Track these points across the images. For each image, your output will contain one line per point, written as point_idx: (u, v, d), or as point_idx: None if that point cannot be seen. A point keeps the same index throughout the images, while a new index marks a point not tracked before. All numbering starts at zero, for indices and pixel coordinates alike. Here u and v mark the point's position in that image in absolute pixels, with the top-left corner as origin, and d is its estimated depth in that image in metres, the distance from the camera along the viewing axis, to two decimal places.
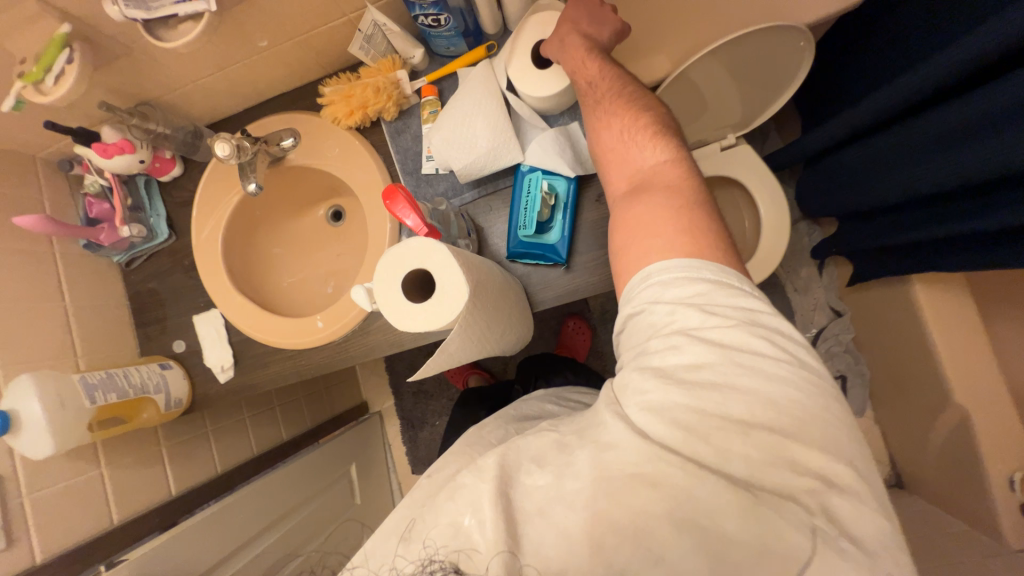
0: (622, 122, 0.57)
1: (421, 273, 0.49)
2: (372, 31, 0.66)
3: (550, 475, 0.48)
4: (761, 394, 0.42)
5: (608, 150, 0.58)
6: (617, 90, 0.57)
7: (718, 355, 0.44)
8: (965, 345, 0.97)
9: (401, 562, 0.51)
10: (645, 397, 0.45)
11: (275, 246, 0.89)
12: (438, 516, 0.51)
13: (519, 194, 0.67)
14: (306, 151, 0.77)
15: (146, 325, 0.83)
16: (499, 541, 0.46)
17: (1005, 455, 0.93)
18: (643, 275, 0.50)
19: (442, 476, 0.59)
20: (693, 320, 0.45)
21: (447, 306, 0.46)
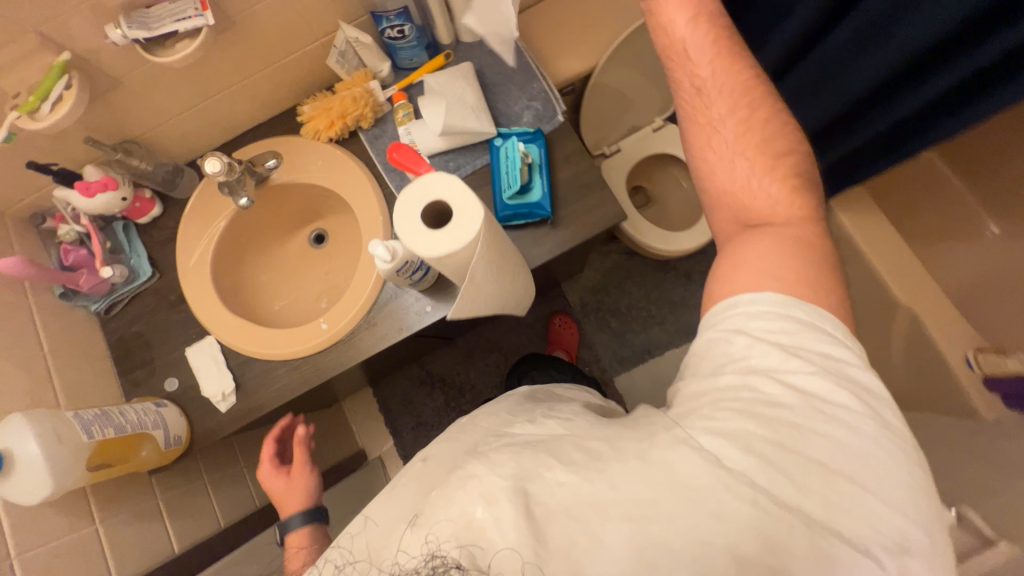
0: (738, 146, 0.59)
1: (436, 211, 0.54)
2: (345, 47, 0.75)
3: (577, 475, 0.43)
4: (839, 439, 0.43)
5: (713, 172, 0.60)
6: (747, 135, 0.59)
7: (798, 397, 0.44)
8: (895, 254, 1.12)
9: (404, 553, 0.44)
10: (717, 423, 0.44)
11: (262, 273, 0.90)
12: (439, 509, 0.45)
13: (500, 162, 0.76)
14: (287, 168, 0.82)
15: (133, 371, 0.79)
16: (517, 547, 0.41)
17: (957, 340, 1.05)
18: (731, 303, 0.51)
19: (436, 466, 0.51)
20: (774, 360, 0.46)
21: (465, 223, 0.51)
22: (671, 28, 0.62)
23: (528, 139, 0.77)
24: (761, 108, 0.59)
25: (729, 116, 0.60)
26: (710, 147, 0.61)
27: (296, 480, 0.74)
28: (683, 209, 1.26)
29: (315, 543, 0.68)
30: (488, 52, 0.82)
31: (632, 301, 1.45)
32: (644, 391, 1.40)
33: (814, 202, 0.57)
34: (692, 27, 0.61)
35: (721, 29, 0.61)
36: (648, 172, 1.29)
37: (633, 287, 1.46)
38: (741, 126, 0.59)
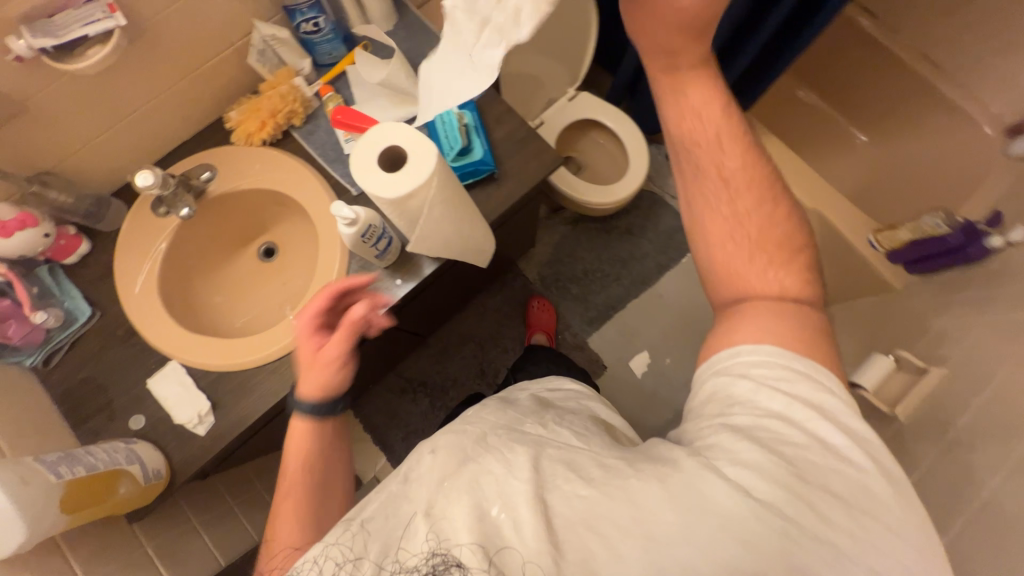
0: (754, 239, 0.58)
1: (390, 160, 0.57)
2: (262, 46, 0.77)
3: (595, 489, 0.47)
4: (845, 477, 0.47)
5: (725, 257, 0.59)
6: (762, 233, 0.58)
7: (807, 437, 0.48)
8: None
9: (410, 544, 0.47)
10: (736, 455, 0.47)
11: (216, 294, 0.86)
12: (455, 501, 0.48)
13: (438, 131, 0.80)
14: (223, 178, 0.80)
15: (89, 419, 0.73)
16: (532, 554, 0.44)
17: None
18: (734, 348, 0.54)
19: (447, 457, 0.52)
20: (781, 403, 0.50)
21: (421, 158, 0.54)
22: (689, 118, 0.58)
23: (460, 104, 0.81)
24: (772, 206, 0.60)
25: (747, 211, 0.59)
26: (725, 234, 0.59)
27: (330, 365, 0.60)
28: (613, 169, 1.38)
29: (320, 460, 0.62)
30: (404, 37, 0.87)
31: (587, 266, 1.53)
32: (617, 345, 1.48)
33: (817, 294, 0.58)
34: (713, 116, 0.58)
35: (739, 120, 0.59)
36: (575, 143, 1.40)
37: (585, 251, 1.54)
38: (758, 225, 0.59)
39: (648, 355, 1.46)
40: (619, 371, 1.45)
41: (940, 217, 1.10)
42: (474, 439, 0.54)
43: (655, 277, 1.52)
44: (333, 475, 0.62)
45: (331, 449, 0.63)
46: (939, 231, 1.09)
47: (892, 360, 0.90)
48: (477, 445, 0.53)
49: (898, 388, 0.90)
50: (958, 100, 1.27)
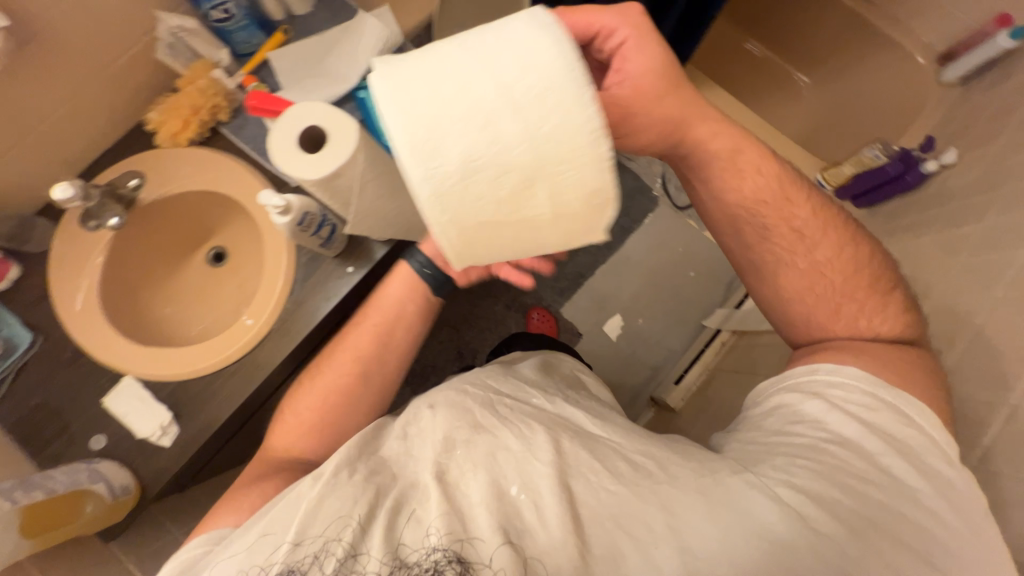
0: (837, 287, 0.64)
1: (311, 142, 0.55)
2: (172, 38, 0.73)
3: (624, 487, 0.50)
4: (899, 513, 0.50)
5: (805, 302, 0.66)
6: (841, 281, 0.64)
7: (864, 463, 0.52)
8: None
9: (417, 529, 0.49)
10: (792, 476, 0.51)
11: (167, 306, 0.84)
12: (469, 477, 0.52)
13: (370, 110, 0.78)
14: (153, 183, 0.77)
15: (48, 445, 0.71)
16: (555, 542, 0.47)
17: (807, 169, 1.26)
18: (810, 367, 0.61)
19: (446, 413, 0.59)
20: (850, 429, 0.54)
21: (341, 137, 0.53)
22: (745, 186, 0.66)
23: None
24: (846, 253, 0.65)
25: (824, 260, 0.65)
26: (805, 286, 0.65)
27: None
28: None
29: (385, 336, 0.69)
30: (324, 19, 0.84)
31: None
32: (589, 312, 1.50)
33: (908, 332, 0.63)
34: (765, 180, 0.66)
35: (786, 175, 0.67)
36: None
37: None
38: (837, 273, 0.65)
39: (621, 317, 1.49)
40: (594, 337, 1.48)
41: (877, 146, 1.10)
42: (484, 406, 0.60)
43: (620, 241, 1.53)
44: (388, 354, 0.69)
45: (397, 335, 0.69)
46: (878, 161, 1.10)
47: None
48: (488, 415, 0.58)
49: None
50: (889, 34, 1.30)
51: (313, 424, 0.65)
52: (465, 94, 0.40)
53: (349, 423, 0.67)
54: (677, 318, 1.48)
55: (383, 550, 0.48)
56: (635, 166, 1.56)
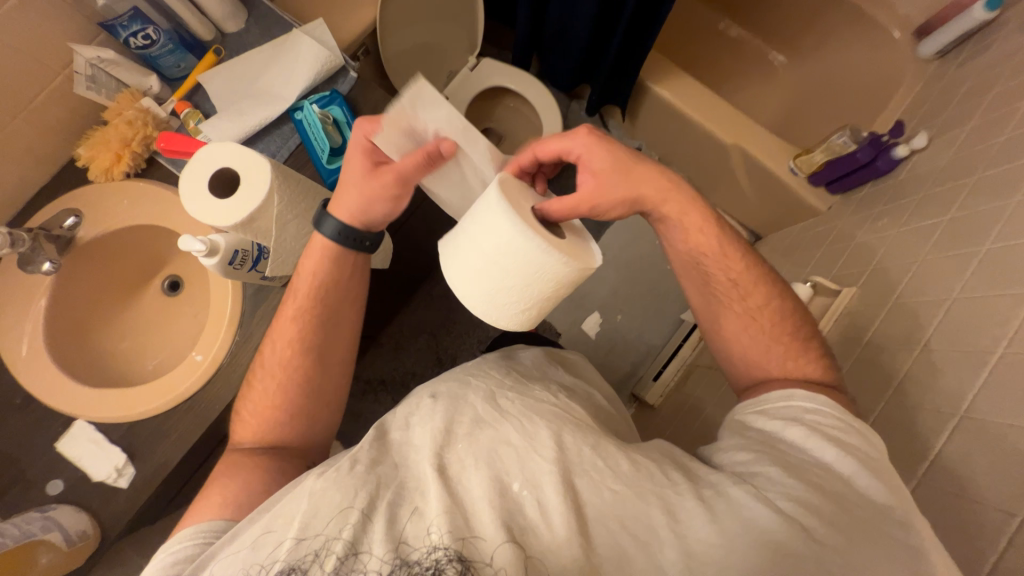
0: (776, 330, 0.64)
1: (226, 184, 0.53)
2: (92, 70, 0.70)
3: (626, 487, 0.48)
4: (905, 523, 0.47)
5: (742, 343, 0.65)
6: (778, 327, 0.64)
7: (842, 485, 0.50)
8: (710, 107, 1.28)
9: (419, 524, 0.44)
10: (788, 488, 0.49)
11: (122, 340, 0.82)
12: (472, 469, 0.47)
13: (306, 132, 0.75)
14: (91, 220, 0.75)
15: (3, 493, 0.69)
16: (560, 545, 0.44)
17: (780, 158, 1.23)
18: (787, 393, 0.59)
19: (448, 405, 0.53)
20: (831, 453, 0.52)
21: (254, 176, 0.51)
22: (691, 239, 0.66)
23: (325, 102, 0.76)
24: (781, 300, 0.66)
25: (761, 306, 0.65)
26: (742, 326, 0.65)
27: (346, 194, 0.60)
28: (530, 135, 1.34)
29: (330, 292, 0.61)
30: (258, 35, 0.80)
31: None
32: (567, 311, 1.48)
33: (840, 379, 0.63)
34: (708, 236, 0.65)
35: (722, 227, 0.66)
36: (490, 114, 1.35)
37: None
38: (773, 321, 0.64)
39: (599, 315, 1.48)
40: (572, 336, 1.46)
41: (845, 132, 1.08)
42: (485, 399, 0.54)
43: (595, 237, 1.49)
44: (339, 310, 0.62)
45: (341, 295, 0.62)
46: (847, 149, 1.08)
47: (810, 287, 0.91)
48: (490, 408, 0.52)
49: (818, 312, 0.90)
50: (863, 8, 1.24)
51: (276, 418, 0.58)
52: (471, 274, 0.52)
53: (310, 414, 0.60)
54: (656, 312, 1.47)
55: (384, 546, 0.42)
56: None
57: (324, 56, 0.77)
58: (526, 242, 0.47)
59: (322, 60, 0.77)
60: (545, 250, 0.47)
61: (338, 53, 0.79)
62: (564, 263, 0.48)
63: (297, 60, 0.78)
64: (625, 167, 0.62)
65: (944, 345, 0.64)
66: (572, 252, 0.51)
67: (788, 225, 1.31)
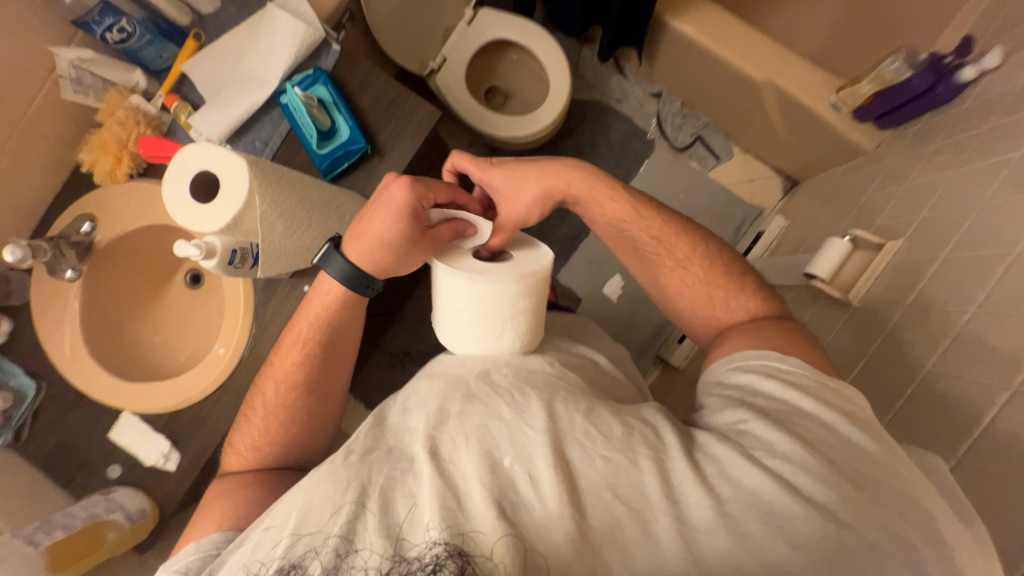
0: (710, 279, 0.65)
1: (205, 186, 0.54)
2: (76, 72, 0.70)
3: (617, 453, 0.46)
4: (894, 470, 0.45)
5: (685, 296, 0.66)
6: (704, 277, 0.65)
7: (834, 439, 0.47)
8: (737, 40, 1.14)
9: (413, 511, 0.43)
10: (775, 447, 0.46)
11: (155, 333, 0.85)
12: (464, 448, 0.46)
13: (293, 117, 0.72)
14: (105, 223, 0.77)
15: (72, 477, 0.77)
16: (553, 519, 0.42)
17: (820, 92, 1.09)
18: (761, 351, 0.55)
19: (442, 384, 0.53)
20: (812, 407, 0.49)
21: (229, 174, 0.52)
22: (608, 211, 0.67)
23: (309, 82, 0.72)
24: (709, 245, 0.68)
25: (685, 254, 0.66)
26: (677, 280, 0.67)
27: (389, 261, 0.57)
28: (538, 90, 1.25)
29: (334, 341, 0.63)
30: (235, 14, 0.77)
31: None
32: (587, 276, 1.43)
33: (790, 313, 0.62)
34: (618, 202, 0.67)
35: (628, 191, 0.68)
36: (494, 71, 1.26)
37: None
38: (698, 270, 0.66)
39: (621, 277, 1.42)
40: (593, 300, 1.42)
41: (899, 56, 0.91)
42: (480, 374, 0.53)
43: None
44: (338, 361, 0.65)
45: (333, 342, 0.63)
46: (901, 76, 0.92)
47: (849, 242, 0.82)
48: (483, 385, 0.51)
49: (857, 268, 0.82)
50: None
51: (270, 449, 0.62)
52: (449, 328, 0.55)
53: (303, 441, 0.64)
54: None
55: (379, 539, 0.41)
56: (626, 108, 1.39)
57: (304, 30, 0.72)
58: (459, 280, 0.50)
59: (302, 35, 0.72)
60: (472, 279, 0.50)
61: (318, 25, 0.74)
62: (498, 280, 0.50)
63: (275, 37, 0.73)
64: (516, 168, 0.66)
65: (1000, 305, 0.57)
66: (508, 268, 0.52)
67: (828, 168, 1.18)
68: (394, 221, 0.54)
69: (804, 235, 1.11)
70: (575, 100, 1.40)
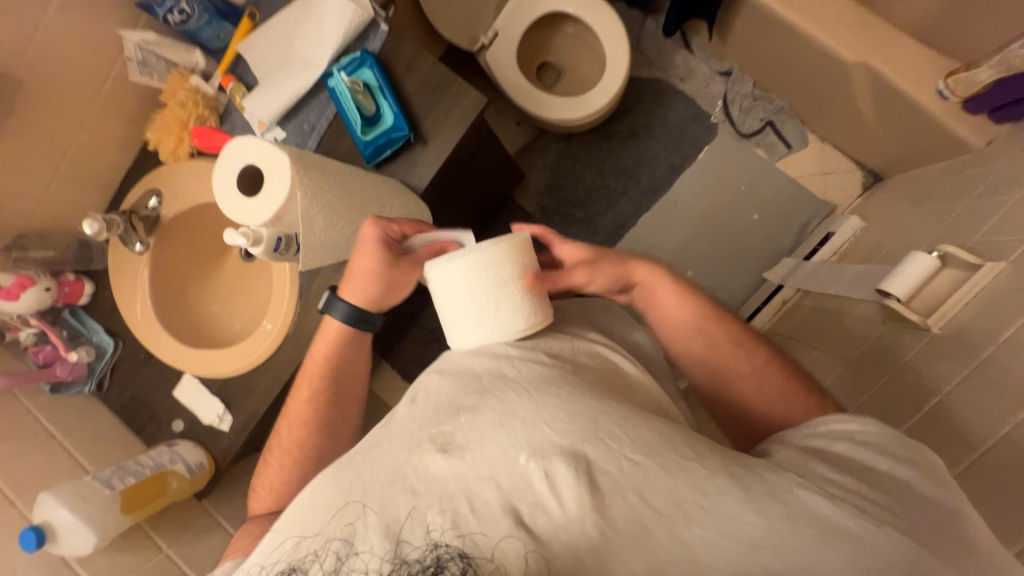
0: (784, 395, 0.57)
1: (247, 185, 0.60)
2: (141, 54, 0.75)
3: (645, 456, 0.41)
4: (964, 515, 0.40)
5: (752, 406, 0.59)
6: (782, 393, 0.57)
7: (893, 479, 0.42)
8: (826, 12, 1.01)
9: (414, 510, 0.41)
10: (829, 488, 0.41)
11: (214, 303, 0.90)
12: (478, 446, 0.44)
13: (338, 102, 0.72)
14: (171, 198, 0.82)
15: (144, 427, 0.86)
16: (571, 523, 0.39)
17: (922, 76, 0.94)
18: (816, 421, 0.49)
19: (451, 378, 0.52)
20: (870, 453, 0.44)
21: (251, 153, 0.57)
22: (676, 307, 0.64)
23: (356, 65, 0.71)
24: (778, 355, 0.61)
25: (756, 364, 0.60)
26: (749, 391, 0.59)
27: (378, 295, 0.62)
28: (593, 66, 1.17)
29: (343, 380, 0.66)
30: None
31: (589, 184, 1.29)
32: None
33: None
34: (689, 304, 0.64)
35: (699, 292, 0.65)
36: (547, 45, 1.19)
37: (586, 169, 1.30)
38: (774, 385, 0.58)
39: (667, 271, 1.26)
40: None
41: None
42: (492, 367, 0.51)
43: (668, 182, 1.27)
44: (348, 396, 0.67)
45: (341, 375, 0.66)
46: None
47: (936, 259, 0.72)
48: (496, 379, 0.50)
49: (942, 290, 0.72)
50: None
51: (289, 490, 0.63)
52: (452, 323, 0.56)
53: None
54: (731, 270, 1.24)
55: (380, 541, 0.39)
56: (690, 87, 1.28)
57: (354, 12, 0.70)
58: (440, 264, 0.54)
59: (351, 15, 0.70)
60: (450, 258, 0.53)
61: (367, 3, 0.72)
62: (472, 252, 0.53)
63: (323, 16, 0.72)
64: (598, 249, 0.64)
65: None
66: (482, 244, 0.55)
67: (921, 164, 1.04)
68: (369, 254, 0.59)
69: (883, 239, 0.99)
70: (633, 77, 1.30)
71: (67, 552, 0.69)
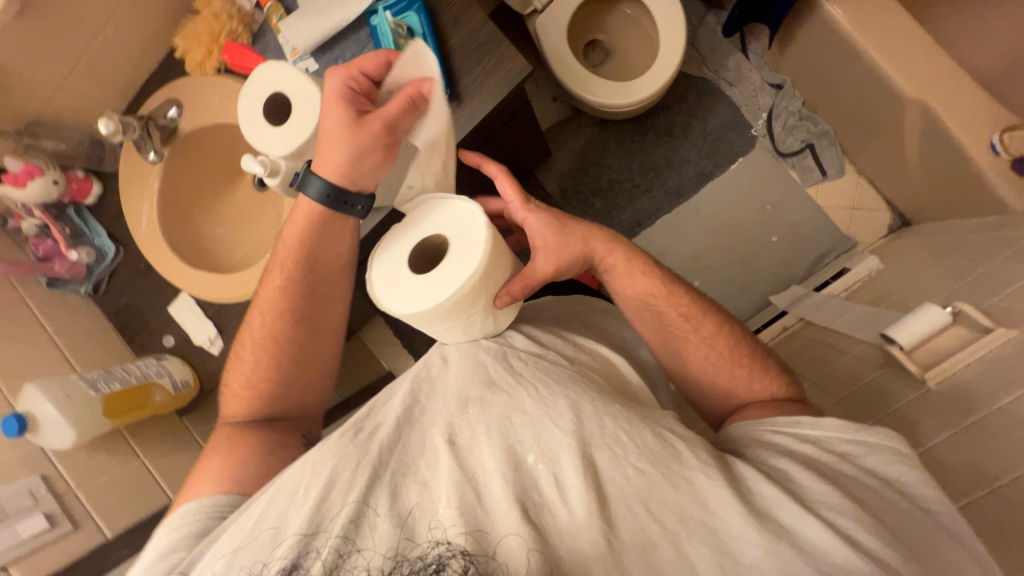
0: (732, 362, 0.60)
1: (272, 115, 0.62)
2: None
3: (648, 465, 0.42)
4: (943, 534, 0.43)
5: (707, 373, 0.60)
6: (728, 357, 0.60)
7: (873, 493, 0.44)
8: (898, 42, 0.96)
9: (423, 504, 0.40)
10: (830, 510, 0.42)
11: (217, 227, 0.88)
12: (484, 441, 0.43)
13: (378, 42, 0.68)
14: (191, 113, 0.80)
15: (134, 338, 0.86)
16: (579, 529, 0.39)
17: (978, 128, 0.91)
18: (794, 419, 0.52)
19: (457, 367, 0.51)
20: (847, 465, 0.47)
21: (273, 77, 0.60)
22: (636, 283, 0.62)
23: (402, 7, 0.68)
24: (724, 322, 0.62)
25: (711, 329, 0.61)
26: (702, 357, 0.60)
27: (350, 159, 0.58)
28: (644, 53, 1.12)
29: (313, 293, 0.63)
30: None
31: (614, 175, 1.26)
32: None
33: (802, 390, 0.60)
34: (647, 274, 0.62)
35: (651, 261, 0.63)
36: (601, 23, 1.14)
37: (614, 157, 1.26)
38: (722, 347, 0.60)
39: None
40: None
41: None
42: (498, 360, 0.50)
43: (694, 187, 1.24)
44: (328, 291, 0.64)
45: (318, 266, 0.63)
46: None
47: (947, 314, 0.71)
48: (503, 370, 0.49)
49: (947, 346, 0.72)
50: None
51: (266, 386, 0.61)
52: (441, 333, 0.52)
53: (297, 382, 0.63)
54: (740, 288, 1.22)
55: (387, 537, 0.38)
56: (737, 94, 1.23)
57: None
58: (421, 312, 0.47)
59: None
60: (431, 311, 0.46)
61: None
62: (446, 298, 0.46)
63: None
64: (568, 227, 0.59)
65: None
66: (459, 269, 0.47)
67: (954, 218, 1.01)
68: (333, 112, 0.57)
69: (899, 285, 0.98)
70: (682, 73, 1.25)
71: (45, 445, 0.70)
